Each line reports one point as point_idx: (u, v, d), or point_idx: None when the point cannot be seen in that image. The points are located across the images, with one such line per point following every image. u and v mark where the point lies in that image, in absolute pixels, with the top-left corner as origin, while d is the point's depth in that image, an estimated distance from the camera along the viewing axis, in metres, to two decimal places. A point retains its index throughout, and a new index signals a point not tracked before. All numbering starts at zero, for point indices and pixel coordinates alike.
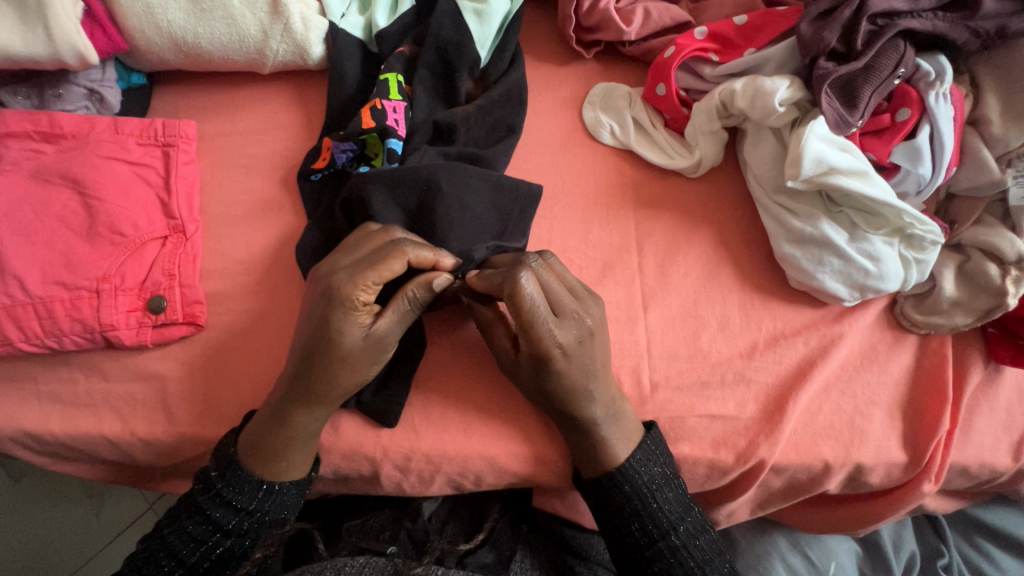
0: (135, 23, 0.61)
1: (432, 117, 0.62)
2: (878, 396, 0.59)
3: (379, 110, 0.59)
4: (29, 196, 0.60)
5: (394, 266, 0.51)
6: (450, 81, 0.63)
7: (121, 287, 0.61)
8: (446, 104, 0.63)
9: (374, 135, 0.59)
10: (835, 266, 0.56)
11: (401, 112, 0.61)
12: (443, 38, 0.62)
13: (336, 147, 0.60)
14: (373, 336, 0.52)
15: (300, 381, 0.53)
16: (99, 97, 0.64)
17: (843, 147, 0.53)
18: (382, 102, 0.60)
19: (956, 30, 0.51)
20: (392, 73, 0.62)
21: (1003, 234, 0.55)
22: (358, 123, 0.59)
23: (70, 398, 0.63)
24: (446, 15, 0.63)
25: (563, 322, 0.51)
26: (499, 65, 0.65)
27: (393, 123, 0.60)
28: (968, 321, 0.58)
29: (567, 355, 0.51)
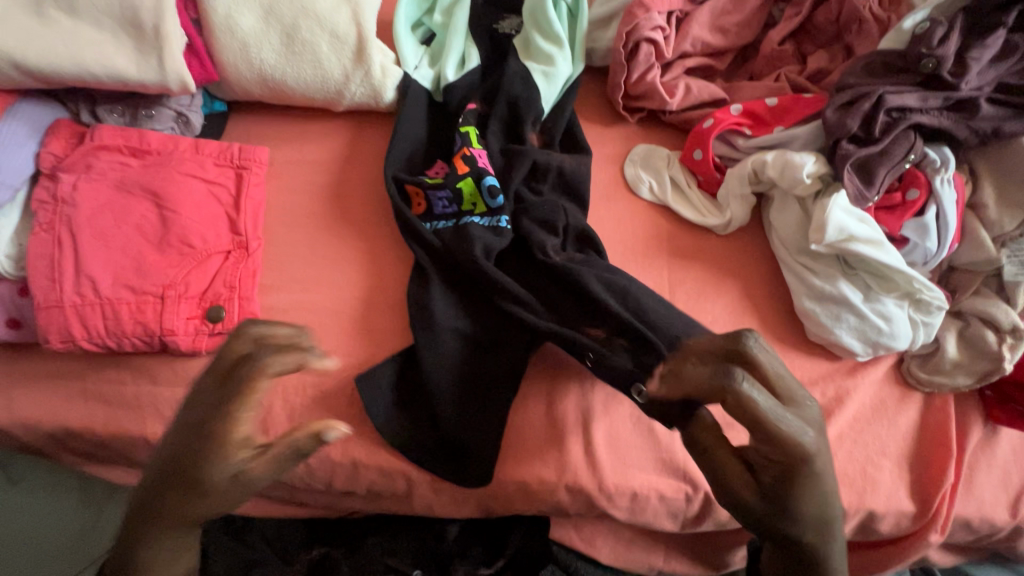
0: (231, 59, 0.67)
1: (531, 158, 0.69)
2: (887, 447, 0.63)
3: (470, 157, 0.67)
4: (111, 204, 0.64)
5: (260, 391, 0.41)
6: (521, 127, 0.71)
7: (184, 295, 0.64)
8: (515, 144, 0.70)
9: (470, 181, 0.66)
10: (851, 323, 0.62)
11: (485, 157, 0.68)
12: (513, 93, 0.70)
13: (433, 195, 0.67)
14: (244, 478, 0.42)
15: (161, 492, 0.45)
16: (185, 120, 0.70)
17: (861, 218, 0.60)
18: (470, 150, 0.68)
19: (959, 128, 0.58)
20: (471, 127, 0.69)
21: (999, 305, 0.62)
22: (454, 173, 0.67)
23: (117, 399, 0.65)
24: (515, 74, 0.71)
25: (795, 410, 0.43)
26: (558, 113, 0.72)
27: (484, 167, 0.68)
28: (968, 383, 0.63)
29: (817, 448, 0.43)
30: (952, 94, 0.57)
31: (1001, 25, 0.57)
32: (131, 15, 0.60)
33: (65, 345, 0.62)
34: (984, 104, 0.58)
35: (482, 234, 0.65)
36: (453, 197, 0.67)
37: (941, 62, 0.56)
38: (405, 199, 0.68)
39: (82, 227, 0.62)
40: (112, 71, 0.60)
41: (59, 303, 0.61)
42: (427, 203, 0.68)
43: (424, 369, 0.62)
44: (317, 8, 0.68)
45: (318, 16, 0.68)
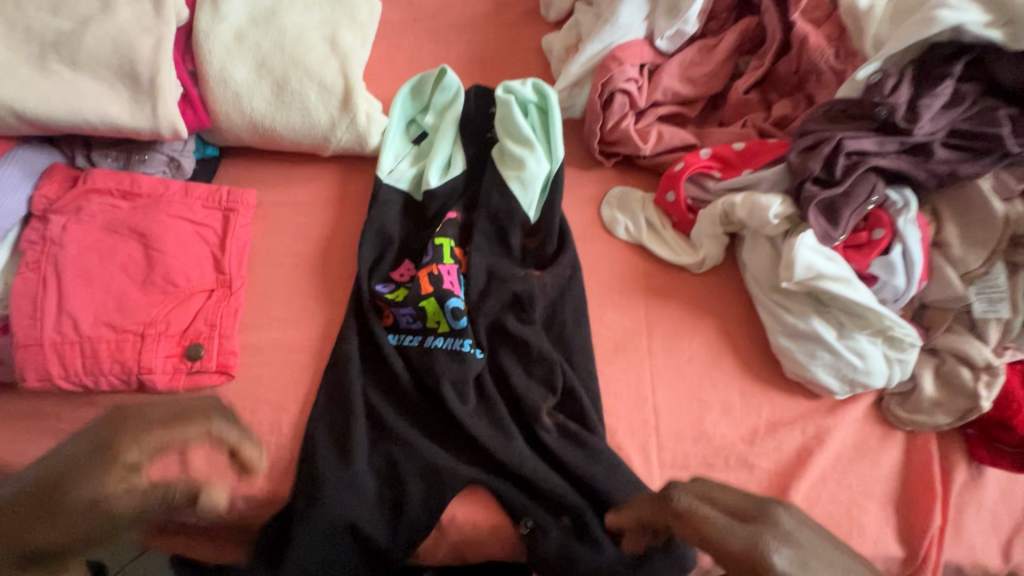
0: (222, 107, 0.71)
1: (509, 287, 0.68)
2: (871, 488, 0.62)
3: (436, 275, 0.67)
4: (98, 244, 0.66)
5: (34, 523, 0.45)
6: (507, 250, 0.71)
7: (164, 333, 0.65)
8: (496, 264, 0.69)
9: (433, 300, 0.66)
10: (826, 359, 0.62)
11: (454, 273, 0.68)
12: (492, 208, 0.71)
13: (398, 312, 0.67)
14: None
15: None
16: (176, 165, 0.73)
17: (829, 256, 0.61)
18: (438, 266, 0.68)
19: (916, 170, 0.60)
20: (446, 240, 0.70)
21: (972, 343, 0.62)
22: (418, 290, 0.67)
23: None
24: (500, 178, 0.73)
25: (754, 529, 0.48)
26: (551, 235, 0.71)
27: (448, 286, 0.67)
28: (949, 421, 0.63)
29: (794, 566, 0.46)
30: (907, 139, 0.60)
31: (948, 76, 0.60)
32: (129, 68, 0.63)
33: (40, 383, 0.62)
34: (938, 148, 0.60)
35: (445, 357, 0.65)
36: (417, 314, 0.67)
37: (894, 109, 0.60)
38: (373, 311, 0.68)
39: (68, 267, 0.64)
40: (107, 119, 0.63)
41: (38, 342, 0.61)
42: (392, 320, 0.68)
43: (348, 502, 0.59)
44: (307, 62, 0.72)
45: (307, 68, 0.72)
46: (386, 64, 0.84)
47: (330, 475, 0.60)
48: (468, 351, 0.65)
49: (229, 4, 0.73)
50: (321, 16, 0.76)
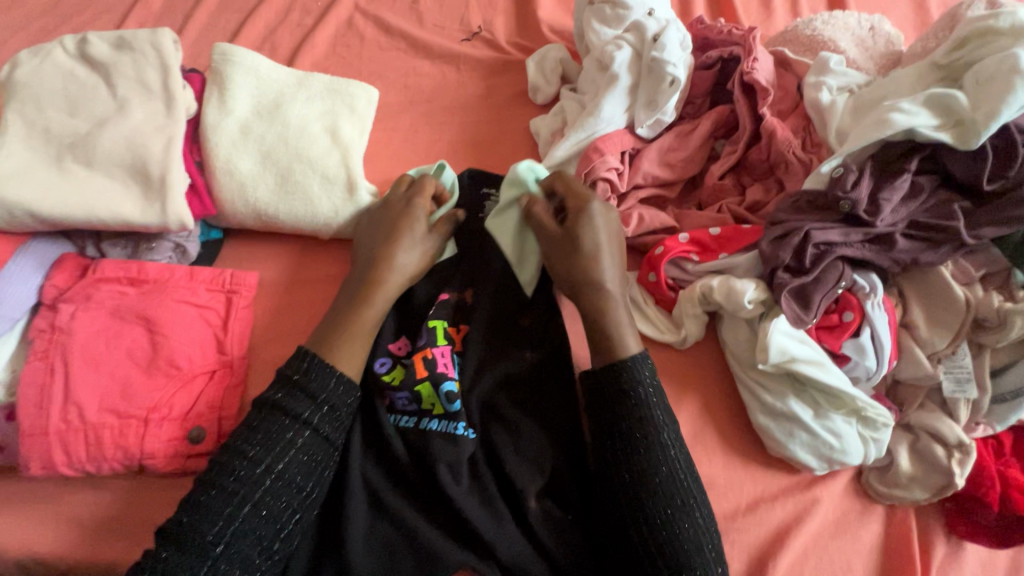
0: (228, 197, 0.75)
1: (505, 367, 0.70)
2: (853, 564, 0.64)
3: (430, 359, 0.69)
4: (105, 331, 0.69)
5: None
6: (512, 334, 0.73)
7: (166, 417, 0.67)
8: (492, 344, 0.72)
9: (427, 384, 0.68)
10: (804, 439, 0.65)
11: (448, 354, 0.71)
12: (491, 282, 0.75)
13: (393, 396, 0.69)
14: None
15: None
16: (182, 250, 0.76)
17: (802, 339, 0.65)
18: (431, 351, 0.70)
19: (881, 258, 0.65)
20: (438, 322, 0.72)
21: (943, 420, 0.65)
22: (413, 375, 0.68)
23: (93, 523, 0.66)
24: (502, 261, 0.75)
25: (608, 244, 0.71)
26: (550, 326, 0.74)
27: (442, 369, 0.69)
28: (926, 496, 0.65)
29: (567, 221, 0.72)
30: (870, 230, 0.64)
31: (905, 170, 0.65)
32: (141, 167, 0.67)
33: (45, 472, 0.64)
34: (900, 238, 0.64)
35: (440, 444, 0.66)
36: (413, 397, 0.68)
37: (856, 204, 0.64)
38: (371, 394, 0.70)
39: (76, 355, 0.67)
40: (119, 216, 0.66)
41: (44, 431, 0.64)
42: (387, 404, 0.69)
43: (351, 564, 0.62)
44: (309, 154, 0.77)
45: (309, 159, 0.76)
46: (384, 146, 0.89)
47: (331, 560, 0.63)
48: (462, 436, 0.66)
49: (236, 99, 0.78)
50: (322, 108, 0.81)
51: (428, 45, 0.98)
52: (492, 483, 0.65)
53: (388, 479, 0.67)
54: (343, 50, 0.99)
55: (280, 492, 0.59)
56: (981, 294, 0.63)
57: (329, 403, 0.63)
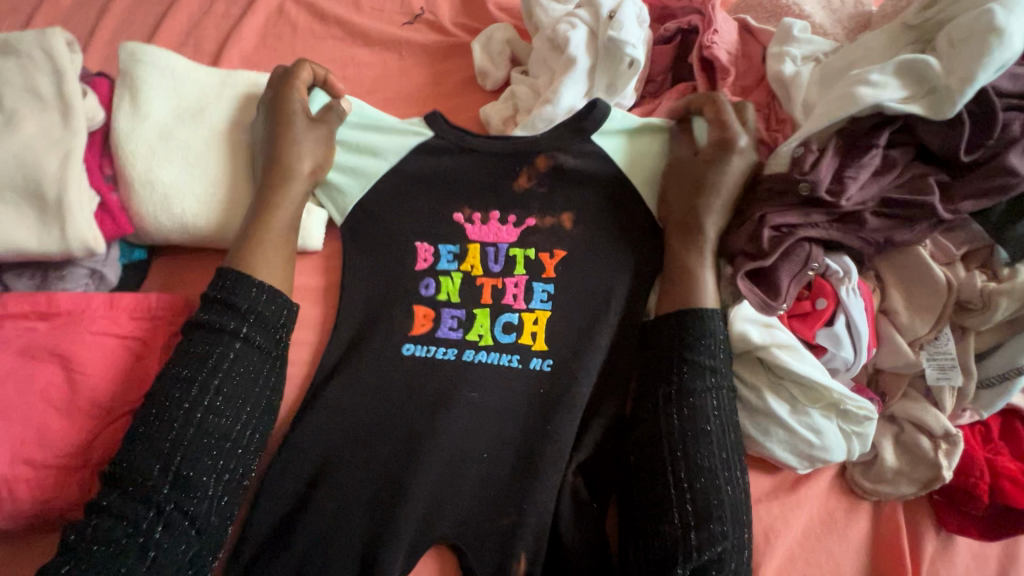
0: (150, 211, 0.67)
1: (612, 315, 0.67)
2: (841, 566, 0.61)
3: (501, 288, 0.70)
4: (15, 373, 0.62)
5: None
6: (585, 268, 0.69)
7: (91, 463, 0.62)
8: (572, 288, 0.69)
9: (488, 312, 0.69)
10: (781, 436, 0.61)
11: (520, 286, 0.70)
12: (577, 207, 0.71)
13: (448, 317, 0.69)
14: None
15: None
16: (99, 276, 0.69)
17: (769, 325, 0.62)
18: (505, 279, 0.70)
19: (851, 239, 0.60)
20: (521, 253, 0.70)
21: (928, 409, 0.61)
22: (477, 297, 0.70)
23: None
24: (578, 186, 0.71)
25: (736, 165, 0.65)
26: (607, 270, 0.69)
27: (511, 297, 0.69)
28: (913, 491, 0.61)
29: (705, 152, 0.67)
30: (833, 210, 0.60)
31: (874, 146, 0.59)
32: (35, 188, 0.60)
33: None
34: (870, 216, 0.60)
35: (491, 375, 0.66)
36: (466, 322, 0.69)
37: (815, 185, 0.58)
38: (415, 315, 0.69)
39: None
40: (13, 244, 0.59)
41: None
42: (433, 322, 0.69)
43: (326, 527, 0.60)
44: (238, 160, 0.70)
45: (241, 167, 0.70)
46: None
47: (309, 522, 0.60)
48: (518, 368, 0.66)
49: (151, 100, 0.70)
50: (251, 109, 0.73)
51: (366, 32, 0.90)
52: (509, 427, 0.64)
53: (380, 431, 0.64)
54: (273, 42, 0.91)
55: (209, 444, 0.56)
56: (963, 274, 0.59)
57: (246, 338, 0.60)
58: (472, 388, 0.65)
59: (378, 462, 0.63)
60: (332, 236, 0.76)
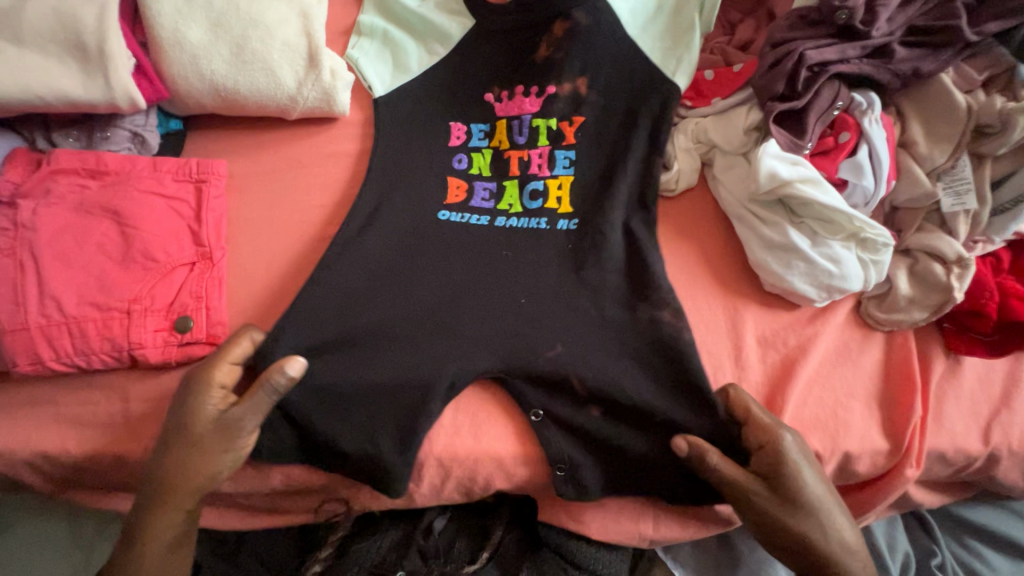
0: (180, 72, 0.69)
1: (630, 159, 0.69)
2: (855, 389, 0.65)
3: (526, 161, 0.72)
4: (72, 225, 0.66)
5: None
6: (606, 122, 0.71)
7: (150, 308, 0.65)
8: (599, 141, 0.71)
9: (516, 183, 0.72)
10: (801, 268, 0.64)
11: (545, 155, 0.72)
12: (598, 66, 0.71)
13: (479, 187, 0.72)
14: None
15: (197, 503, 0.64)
16: (141, 140, 0.71)
17: (795, 162, 0.63)
18: (529, 152, 0.72)
19: (880, 72, 0.61)
20: (543, 122, 0.72)
21: (942, 238, 0.64)
22: (505, 172, 0.73)
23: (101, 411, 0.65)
24: (600, 36, 0.71)
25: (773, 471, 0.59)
26: (629, 116, 0.70)
27: (535, 169, 0.72)
28: (925, 316, 0.65)
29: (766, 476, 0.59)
30: (868, 43, 0.60)
31: None
32: (76, 39, 0.62)
33: (33, 367, 0.63)
34: (898, 47, 0.61)
35: (523, 235, 0.69)
36: (496, 194, 0.72)
37: (853, 12, 0.59)
38: (446, 187, 0.73)
39: (44, 251, 0.64)
40: (61, 93, 0.62)
41: (25, 326, 0.62)
42: (467, 192, 0.72)
43: (376, 361, 0.64)
44: (265, 21, 0.70)
45: (266, 27, 0.70)
46: (345, 23, 0.82)
47: (360, 357, 0.64)
48: (544, 230, 0.69)
49: None
50: None
51: None
52: (546, 277, 0.68)
53: (424, 276, 0.68)
54: None
55: None
56: (983, 98, 0.60)
57: None
58: (505, 246, 0.69)
59: (424, 304, 0.67)
60: (360, 107, 0.78)
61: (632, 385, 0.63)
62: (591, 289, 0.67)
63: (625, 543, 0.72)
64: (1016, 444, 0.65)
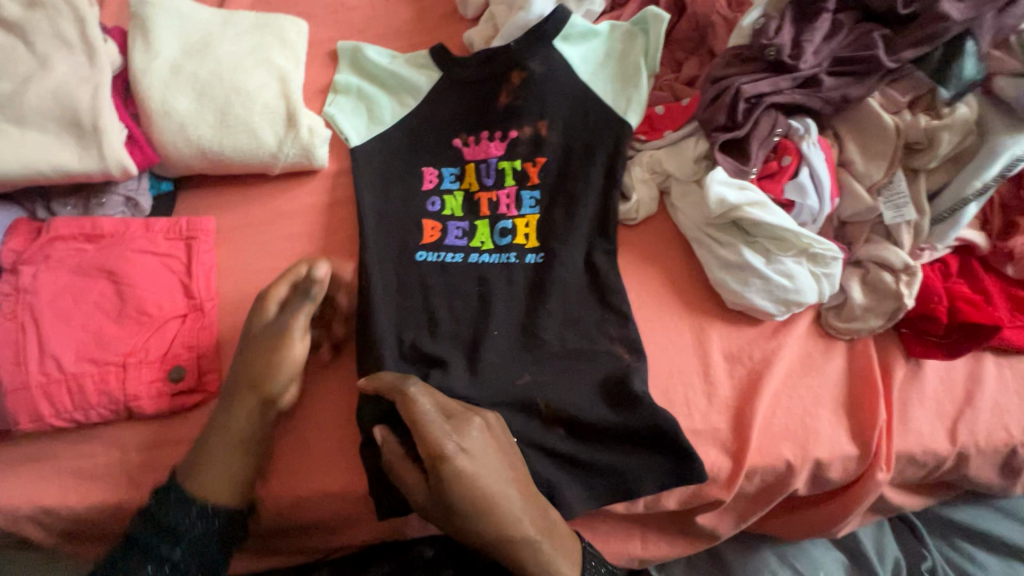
0: (169, 138, 0.74)
1: (591, 195, 0.74)
2: (822, 398, 0.68)
3: (495, 201, 0.77)
4: (71, 287, 0.70)
5: None
6: (567, 160, 0.76)
7: (145, 360, 0.69)
8: (562, 179, 0.76)
9: (487, 222, 0.76)
10: (758, 284, 0.67)
11: (512, 195, 0.77)
12: (556, 110, 0.76)
13: (452, 227, 0.77)
14: None
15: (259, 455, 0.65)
16: (134, 203, 0.77)
17: (742, 187, 0.67)
18: (497, 193, 0.77)
19: (811, 100, 0.66)
20: (509, 164, 0.77)
21: (889, 248, 0.67)
22: (476, 212, 0.77)
23: (100, 464, 0.68)
24: (555, 81, 0.77)
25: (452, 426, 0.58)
26: (587, 153, 0.75)
27: (504, 208, 0.76)
28: (881, 323, 0.68)
29: (463, 451, 0.56)
30: (797, 74, 0.65)
31: (824, 10, 0.66)
32: (72, 116, 0.67)
33: (34, 424, 0.66)
34: (826, 77, 0.66)
35: (495, 271, 0.74)
36: (468, 232, 0.76)
37: (780, 49, 0.65)
38: (422, 229, 0.77)
39: (44, 313, 0.68)
40: (58, 166, 0.67)
41: (26, 385, 0.65)
42: (441, 232, 0.77)
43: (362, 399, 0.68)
44: (246, 87, 0.76)
45: (247, 93, 0.76)
46: (322, 83, 0.89)
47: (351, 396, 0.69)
48: (515, 265, 0.74)
49: (161, 40, 0.77)
50: (252, 42, 0.80)
51: None
52: (521, 310, 0.72)
53: (408, 317, 0.73)
54: None
55: None
56: (909, 118, 0.65)
57: None
58: (479, 283, 0.73)
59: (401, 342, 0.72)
60: (339, 158, 0.83)
61: (593, 405, 0.66)
62: (561, 317, 0.71)
63: (617, 564, 0.74)
64: (982, 441, 0.67)
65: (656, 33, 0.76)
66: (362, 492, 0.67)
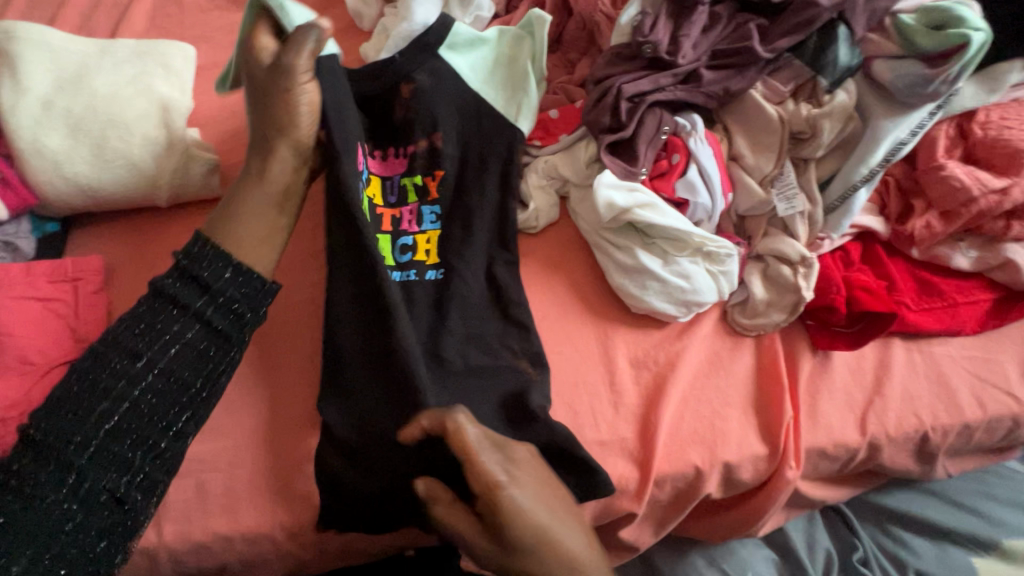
0: (44, 177, 0.71)
1: (490, 206, 0.72)
2: (730, 397, 0.66)
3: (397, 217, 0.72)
4: None
5: None
6: (464, 171, 0.73)
7: (27, 412, 0.65)
8: (462, 191, 0.73)
9: (388, 238, 0.71)
10: (656, 287, 0.66)
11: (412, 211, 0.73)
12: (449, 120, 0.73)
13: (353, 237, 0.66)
14: None
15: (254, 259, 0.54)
16: (14, 247, 0.74)
17: (632, 189, 0.65)
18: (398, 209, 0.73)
19: (693, 96, 0.65)
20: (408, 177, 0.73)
21: (785, 241, 0.66)
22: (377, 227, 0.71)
23: None
24: (449, 89, 0.73)
25: (493, 451, 0.51)
26: (486, 163, 0.73)
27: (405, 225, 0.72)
28: (784, 317, 0.67)
29: (514, 479, 0.50)
30: (677, 71, 0.64)
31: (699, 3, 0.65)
32: None
33: None
34: (705, 71, 0.64)
35: (397, 291, 0.69)
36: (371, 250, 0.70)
37: (656, 46, 0.63)
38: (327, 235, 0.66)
39: None
40: None
41: None
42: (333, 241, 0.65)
43: (258, 435, 0.65)
44: (123, 119, 0.73)
45: (124, 125, 0.73)
46: (217, 108, 0.86)
47: (244, 435, 0.65)
48: (415, 282, 0.70)
49: (30, 76, 0.74)
50: (132, 71, 0.78)
51: None
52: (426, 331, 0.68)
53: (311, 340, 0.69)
54: (163, 22, 0.93)
55: None
56: (792, 107, 0.64)
57: None
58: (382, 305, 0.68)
59: (304, 373, 0.68)
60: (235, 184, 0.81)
61: (494, 426, 0.64)
62: (465, 335, 0.68)
63: None
64: (893, 429, 0.66)
65: (539, 38, 0.75)
66: (265, 534, 0.63)
